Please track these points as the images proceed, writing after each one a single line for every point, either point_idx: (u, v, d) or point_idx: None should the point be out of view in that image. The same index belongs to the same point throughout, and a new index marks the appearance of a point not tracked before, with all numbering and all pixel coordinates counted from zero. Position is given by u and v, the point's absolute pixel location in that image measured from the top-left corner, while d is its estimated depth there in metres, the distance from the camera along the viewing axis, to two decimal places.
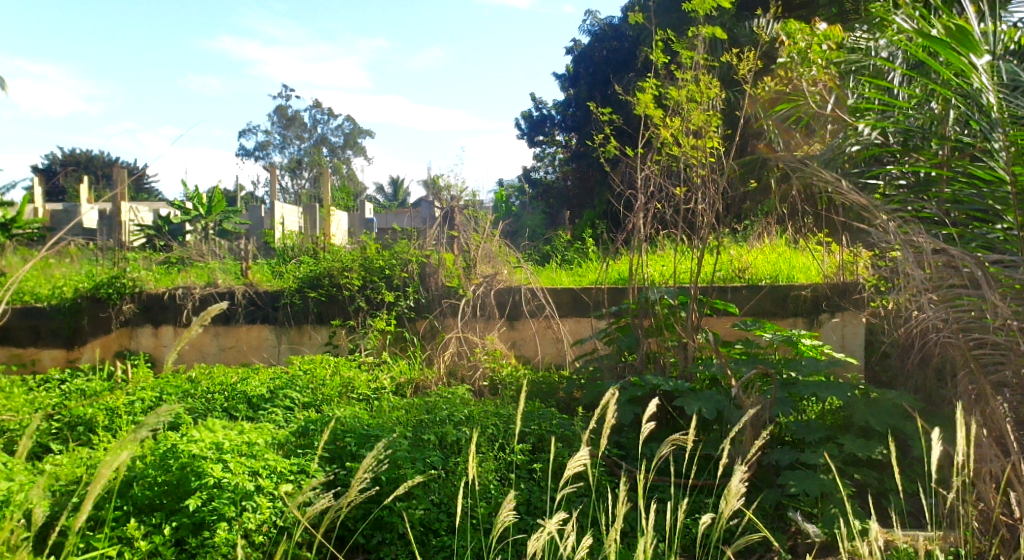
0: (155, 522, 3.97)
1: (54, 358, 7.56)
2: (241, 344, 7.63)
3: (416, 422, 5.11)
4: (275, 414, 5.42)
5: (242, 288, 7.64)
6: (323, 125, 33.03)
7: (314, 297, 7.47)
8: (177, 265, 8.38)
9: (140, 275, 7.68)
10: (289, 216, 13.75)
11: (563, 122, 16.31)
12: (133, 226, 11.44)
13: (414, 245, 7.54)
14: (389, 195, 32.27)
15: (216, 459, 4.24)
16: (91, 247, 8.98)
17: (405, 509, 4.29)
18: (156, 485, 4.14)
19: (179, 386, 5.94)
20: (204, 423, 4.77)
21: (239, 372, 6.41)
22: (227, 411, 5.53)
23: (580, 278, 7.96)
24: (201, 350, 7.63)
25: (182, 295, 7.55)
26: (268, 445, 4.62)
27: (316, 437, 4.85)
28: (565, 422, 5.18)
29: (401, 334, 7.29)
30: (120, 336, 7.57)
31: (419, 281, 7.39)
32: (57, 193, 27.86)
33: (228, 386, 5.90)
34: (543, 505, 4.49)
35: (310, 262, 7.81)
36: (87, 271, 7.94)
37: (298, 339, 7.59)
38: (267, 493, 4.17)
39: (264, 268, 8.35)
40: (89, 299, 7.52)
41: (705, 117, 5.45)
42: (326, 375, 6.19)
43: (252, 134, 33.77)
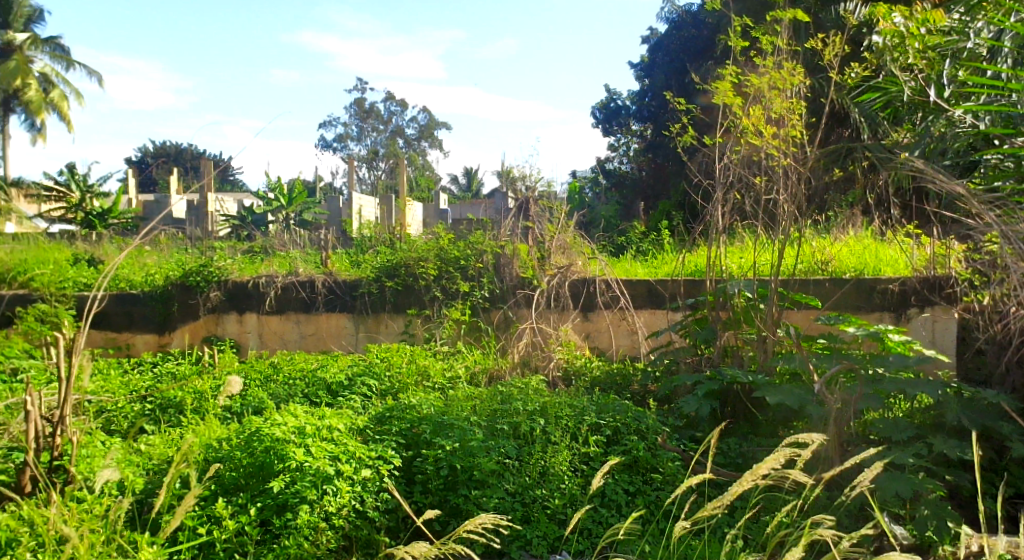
0: (241, 502, 4.11)
1: (146, 343, 7.85)
2: (321, 331, 7.80)
3: (491, 412, 5.16)
4: (352, 401, 5.53)
5: (322, 276, 7.79)
6: (398, 117, 33.40)
7: (390, 286, 7.58)
8: (260, 254, 8.62)
9: (226, 263, 7.91)
10: (367, 207, 13.99)
11: (639, 111, 16.13)
12: (219, 216, 11.81)
13: (488, 235, 7.58)
14: (462, 186, 32.47)
15: (299, 443, 4.35)
16: (181, 236, 9.29)
17: (480, 497, 4.36)
18: (242, 466, 4.29)
19: (263, 372, 6.14)
20: (286, 407, 4.90)
21: (320, 358, 6.58)
22: (308, 397, 5.68)
23: (655, 270, 7.89)
24: (283, 337, 7.82)
25: (266, 283, 7.78)
26: (347, 431, 4.71)
27: (393, 424, 4.95)
28: (640, 415, 5.14)
29: (475, 324, 7.36)
30: (207, 323, 7.83)
31: (494, 272, 7.44)
32: (149, 184, 28.97)
33: (309, 372, 6.05)
34: (618, 498, 4.46)
35: (386, 253, 7.91)
36: (177, 259, 8.21)
37: (375, 328, 7.72)
38: (347, 478, 4.26)
39: (343, 257, 8.51)
40: (179, 285, 7.78)
41: (789, 105, 5.29)
42: (403, 363, 6.26)
43: (330, 126, 34.42)
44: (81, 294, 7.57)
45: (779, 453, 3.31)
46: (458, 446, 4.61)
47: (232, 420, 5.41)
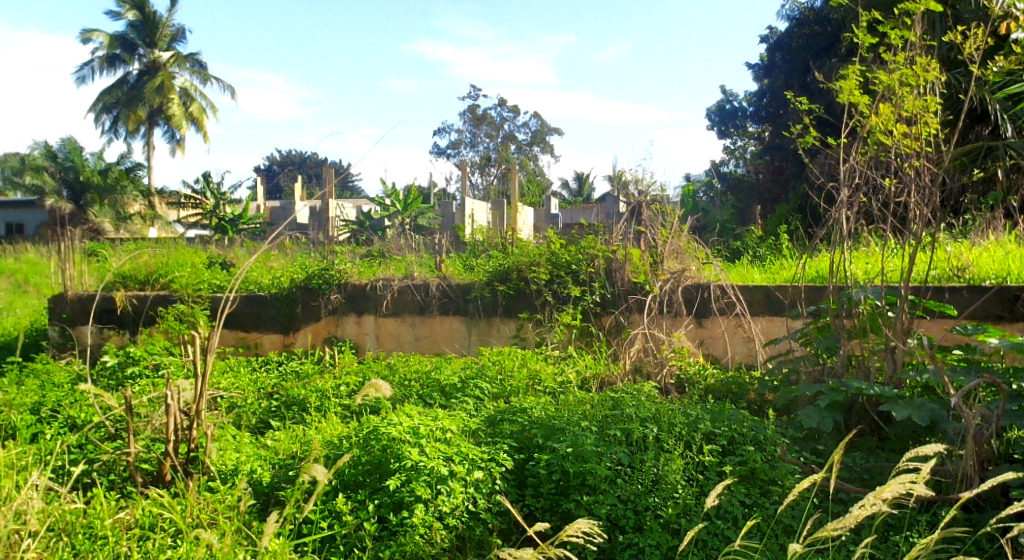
0: (360, 499, 4.23)
1: (272, 342, 8.15)
2: (435, 333, 7.93)
3: (603, 417, 5.11)
4: (466, 403, 5.60)
5: (436, 280, 7.92)
6: (511, 122, 33.68)
7: (502, 290, 7.63)
8: (378, 258, 8.84)
9: (346, 267, 8.14)
10: (480, 212, 14.16)
11: (757, 112, 15.71)
12: (340, 221, 12.22)
13: (600, 240, 7.53)
14: (573, 191, 32.44)
15: (413, 443, 4.41)
16: (304, 241, 9.62)
17: (592, 503, 4.33)
18: (361, 463, 4.42)
19: (380, 372, 6.29)
20: (403, 408, 5.00)
21: (434, 361, 6.70)
22: (422, 398, 5.78)
23: (773, 276, 7.66)
24: (399, 338, 8.00)
25: (383, 286, 7.98)
26: (460, 432, 4.76)
27: (505, 427, 4.97)
28: (758, 425, 4.98)
29: (587, 329, 7.34)
30: (328, 324, 8.09)
31: (605, 277, 7.38)
32: (276, 191, 30.24)
33: (423, 374, 6.15)
34: (735, 510, 4.34)
35: (499, 257, 7.96)
36: (301, 263, 8.49)
37: (487, 331, 7.79)
38: (460, 479, 4.30)
39: (456, 261, 8.64)
40: (302, 288, 8.04)
41: (922, 102, 5.03)
42: (514, 366, 6.28)
43: (444, 133, 35.02)
44: (215, 295, 7.95)
45: (903, 477, 3.23)
46: (570, 450, 4.58)
47: (351, 419, 5.57)
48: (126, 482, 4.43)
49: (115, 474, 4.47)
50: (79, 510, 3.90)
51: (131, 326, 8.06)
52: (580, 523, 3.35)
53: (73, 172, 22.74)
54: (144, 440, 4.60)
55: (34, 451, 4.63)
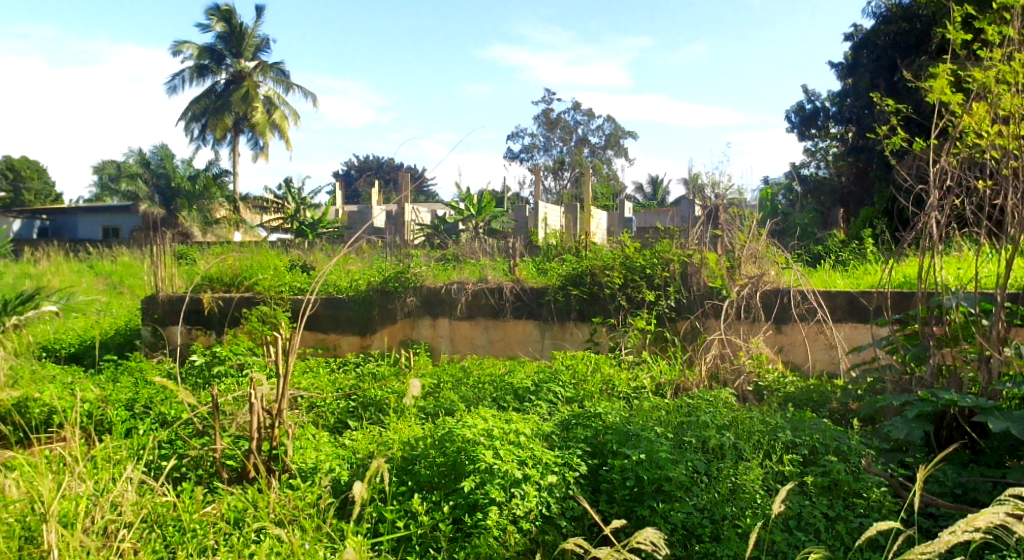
0: (434, 500, 4.25)
1: (350, 344, 8.26)
2: (509, 336, 7.92)
3: (678, 424, 5.02)
4: (539, 406, 5.57)
5: (510, 283, 7.92)
6: (585, 126, 33.56)
7: (576, 294, 7.58)
8: (452, 261, 8.90)
9: (421, 270, 8.22)
10: (553, 216, 14.15)
11: (840, 113, 15.30)
12: (415, 224, 12.38)
13: (676, 244, 7.42)
14: (648, 194, 32.14)
15: (488, 446, 4.41)
16: (381, 244, 9.76)
17: (667, 511, 4.24)
18: (436, 465, 4.43)
19: (454, 375, 6.30)
20: (477, 411, 5.00)
21: (507, 364, 6.70)
22: (496, 401, 5.78)
23: (857, 281, 7.43)
24: (473, 341, 8.03)
25: (457, 289, 8.01)
26: (533, 435, 4.74)
27: (579, 432, 4.92)
28: (841, 436, 4.81)
29: (661, 334, 7.22)
30: (403, 327, 8.17)
31: (681, 281, 7.27)
32: (353, 196, 30.82)
33: (497, 376, 6.15)
34: (816, 522, 4.19)
35: (572, 260, 7.92)
36: (378, 266, 8.60)
37: (561, 335, 7.75)
38: (534, 482, 4.27)
39: (530, 265, 8.63)
40: (379, 291, 8.13)
41: (1020, 101, 4.80)
42: (588, 371, 6.20)
43: (518, 137, 35.13)
44: (296, 297, 8.12)
45: (999, 507, 3.06)
46: (644, 457, 4.50)
47: (426, 420, 5.63)
48: (213, 477, 4.57)
49: (203, 469, 4.61)
50: (169, 503, 4.02)
51: (218, 326, 8.29)
52: (649, 533, 3.26)
53: (165, 179, 23.84)
54: (229, 437, 4.73)
55: (128, 445, 4.81)
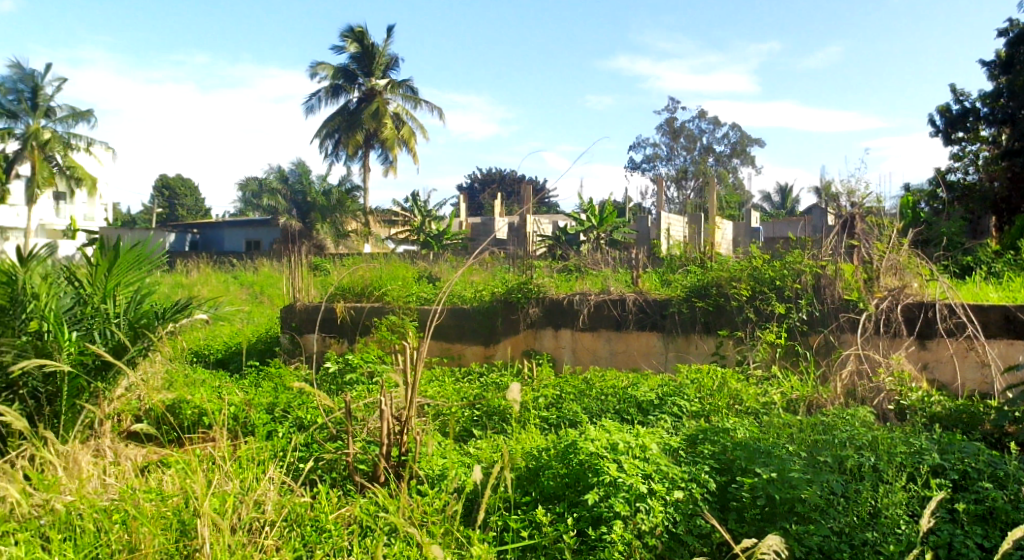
0: (559, 512, 4.28)
1: (474, 354, 8.37)
2: (632, 348, 7.86)
3: (812, 442, 4.85)
4: (664, 421, 5.50)
5: (633, 295, 7.86)
6: (710, 134, 32.94)
7: (701, 306, 7.46)
8: (574, 272, 8.91)
9: (543, 281, 8.27)
10: (676, 226, 13.97)
11: (993, 114, 14.42)
12: (537, 236, 12.48)
13: (808, 255, 7.19)
14: (777, 203, 31.24)
15: (612, 459, 4.39)
16: (504, 255, 9.89)
17: (802, 533, 4.10)
18: (560, 477, 4.47)
19: (577, 387, 6.28)
20: (602, 424, 4.99)
21: (631, 376, 6.62)
22: (620, 413, 5.77)
23: (1012, 294, 6.99)
24: (595, 353, 8.00)
25: (579, 300, 8.01)
26: (660, 450, 4.68)
27: (706, 447, 4.83)
28: (996, 460, 4.53)
29: (793, 348, 7.01)
30: (526, 337, 8.24)
31: (814, 293, 7.00)
32: (477, 207, 31.38)
33: (620, 388, 6.11)
34: (969, 553, 3.97)
35: (697, 272, 7.80)
36: (502, 277, 8.72)
37: (685, 347, 7.63)
38: (659, 497, 4.24)
39: (653, 276, 8.55)
40: (502, 301, 8.23)
41: None
42: (714, 385, 6.06)
43: (641, 147, 34.84)
44: (423, 307, 8.34)
45: None
46: (776, 475, 4.36)
47: (548, 431, 5.70)
48: (346, 480, 4.75)
49: (336, 472, 4.81)
50: (307, 503, 4.22)
51: (349, 335, 8.60)
52: (771, 539, 3.38)
53: (302, 194, 25.08)
54: (361, 442, 4.90)
55: (268, 446, 5.07)
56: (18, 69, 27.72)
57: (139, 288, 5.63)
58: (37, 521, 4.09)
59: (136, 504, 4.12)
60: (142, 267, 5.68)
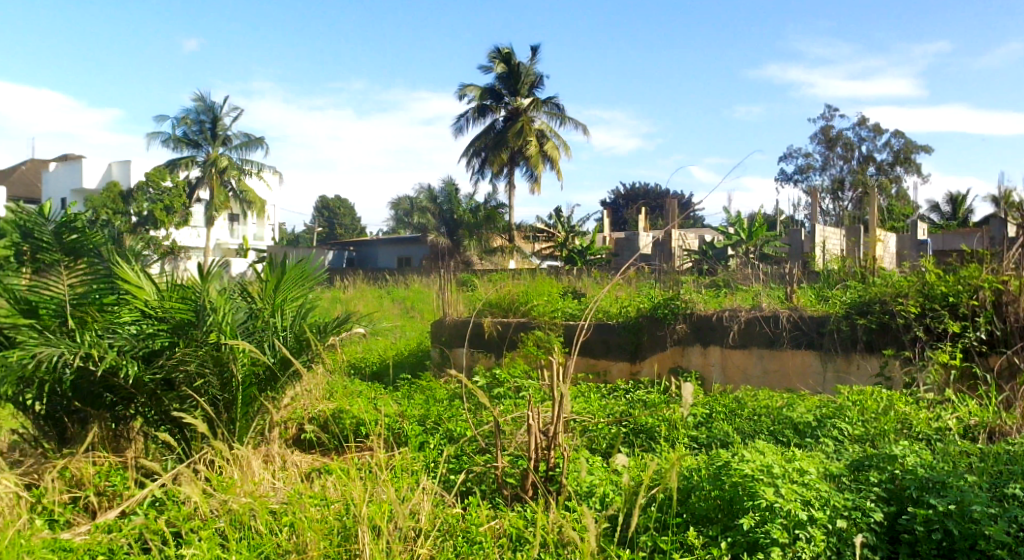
0: (712, 535, 4.16)
1: (619, 370, 8.28)
2: (786, 367, 7.56)
3: (995, 474, 4.50)
4: (824, 444, 5.26)
5: (787, 311, 7.57)
6: (871, 142, 31.36)
7: (864, 324, 7.07)
8: (723, 288, 8.70)
9: (692, 297, 8.10)
10: (833, 239, 13.37)
11: None
12: (685, 251, 12.26)
13: (986, 269, 6.74)
14: (945, 214, 29.33)
15: (769, 483, 4.23)
16: (651, 270, 9.76)
17: None
18: (712, 499, 4.36)
19: (728, 406, 6.09)
20: (758, 446, 4.81)
21: (787, 396, 6.34)
22: (775, 436, 5.56)
23: None
24: (746, 371, 7.74)
25: (729, 316, 7.79)
26: (820, 476, 4.46)
27: (872, 474, 4.55)
28: None
29: (969, 370, 6.55)
30: (673, 354, 8.07)
31: (993, 311, 6.55)
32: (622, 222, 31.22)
33: (775, 408, 5.89)
34: None
35: (857, 288, 7.43)
36: (648, 293, 8.60)
37: (845, 367, 7.26)
38: (821, 526, 4.03)
39: (809, 292, 8.21)
40: (649, 317, 8.11)
41: None
42: (879, 408, 5.72)
43: (793, 157, 33.63)
44: (569, 323, 8.35)
45: None
46: (954, 508, 4.06)
47: (699, 451, 5.56)
48: (495, 493, 4.80)
49: (485, 485, 4.87)
50: (458, 515, 4.32)
51: (497, 350, 8.71)
52: None
53: (449, 211, 25.76)
54: (510, 457, 4.94)
55: (422, 457, 5.23)
56: (200, 102, 29.89)
57: (304, 304, 5.92)
58: (215, 520, 4.36)
59: (303, 508, 4.34)
60: (306, 284, 5.99)
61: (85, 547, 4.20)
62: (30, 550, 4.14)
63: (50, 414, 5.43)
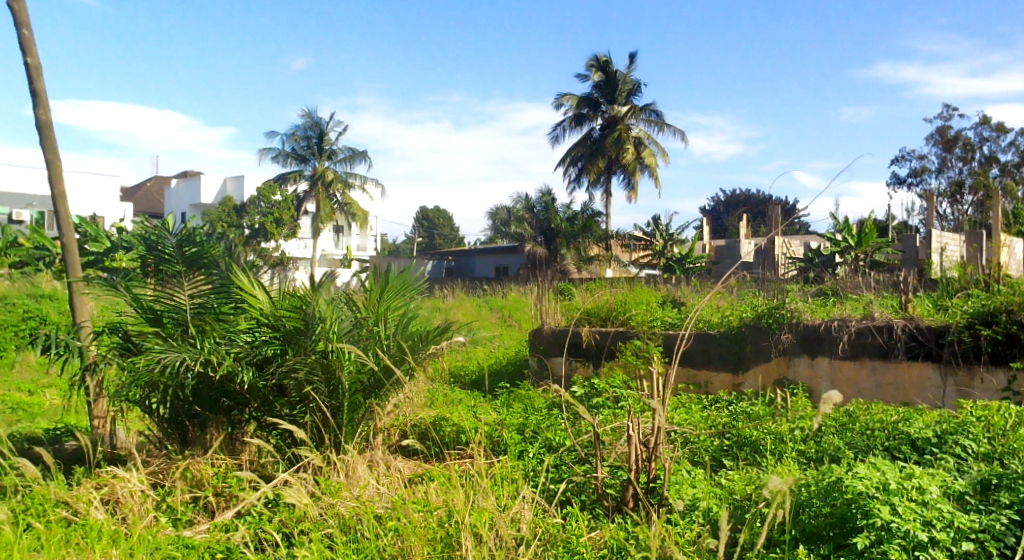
0: (823, 554, 3.98)
1: (722, 382, 8.06)
2: (901, 380, 7.20)
3: None
4: (945, 461, 4.97)
5: (902, 321, 7.22)
6: (992, 143, 29.77)
7: (988, 335, 6.69)
8: (832, 296, 8.40)
9: (798, 306, 7.84)
10: (952, 245, 12.72)
11: None
12: (790, 259, 11.90)
13: None
14: None
15: (885, 501, 4.03)
16: (754, 279, 9.50)
17: None
18: (824, 517, 4.17)
19: (839, 420, 5.84)
20: (873, 462, 4.58)
21: (902, 410, 6.04)
22: (890, 451, 5.30)
23: None
24: (858, 385, 7.42)
25: (839, 326, 7.49)
26: (942, 495, 4.21)
27: (1001, 494, 4.25)
28: None
29: None
30: (778, 365, 7.80)
31: None
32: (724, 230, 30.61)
33: (890, 423, 5.60)
34: None
35: (980, 297, 7.04)
36: (752, 302, 8.37)
37: (967, 381, 6.86)
38: (944, 548, 3.80)
39: (926, 301, 7.82)
40: (752, 327, 7.91)
41: None
42: (1007, 424, 5.36)
43: (906, 161, 32.27)
44: (669, 333, 8.19)
45: None
46: None
47: (808, 466, 5.34)
48: (596, 504, 4.73)
49: (585, 496, 4.81)
50: (559, 525, 4.27)
51: (595, 359, 8.63)
52: None
53: (547, 220, 25.79)
54: (609, 467, 4.88)
55: (521, 466, 5.21)
56: (307, 118, 30.90)
57: (406, 314, 6.01)
58: (324, 523, 4.43)
59: (406, 513, 4.37)
60: (408, 293, 6.07)
61: (206, 545, 4.38)
62: (157, 547, 4.37)
63: (173, 418, 5.64)
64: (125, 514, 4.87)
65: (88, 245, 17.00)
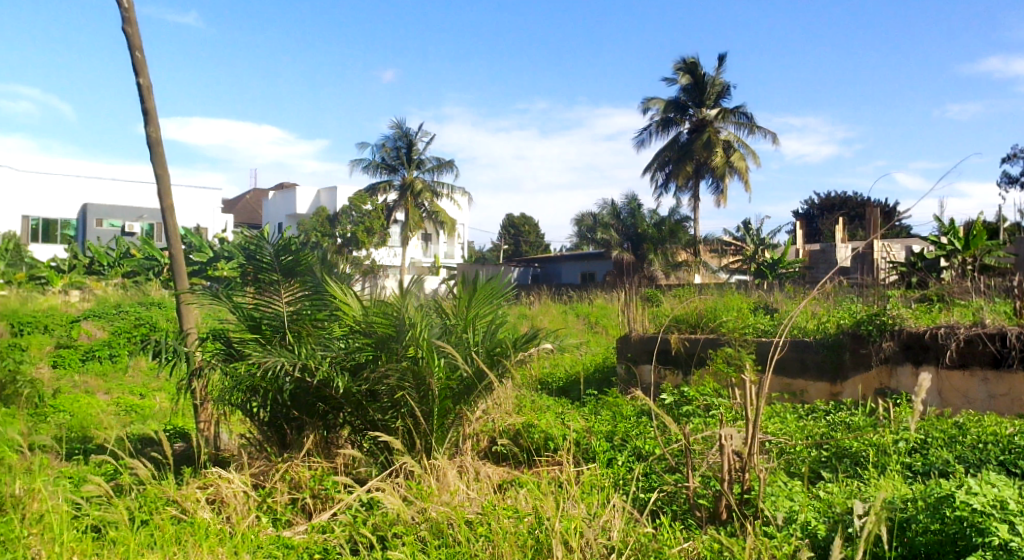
0: None
1: (818, 391, 7.78)
2: (1016, 391, 6.82)
3: None
4: None
5: (1016, 328, 6.84)
6: None
7: None
8: (937, 302, 8.02)
9: (901, 312, 7.51)
10: None
11: None
12: (891, 263, 11.42)
13: None
14: None
15: (1003, 519, 3.80)
16: (851, 284, 9.16)
17: None
18: (932, 533, 3.93)
19: (947, 432, 5.54)
20: (987, 477, 4.33)
21: (1018, 423, 5.68)
22: (1004, 465, 5.00)
23: None
24: (968, 395, 7.05)
25: (946, 334, 7.13)
26: None
27: None
28: None
29: None
30: (880, 374, 7.49)
31: None
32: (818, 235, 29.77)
33: (1004, 436, 5.29)
34: None
35: None
36: (850, 308, 8.06)
37: None
38: None
39: None
40: (851, 334, 7.58)
41: None
42: None
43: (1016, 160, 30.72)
44: (762, 340, 7.94)
45: None
46: None
47: (914, 480, 5.08)
48: (686, 514, 4.60)
49: (676, 506, 4.69)
50: (650, 535, 4.16)
51: (685, 367, 8.46)
52: None
53: (634, 226, 25.55)
54: (701, 477, 4.75)
55: (611, 474, 5.13)
56: (396, 129, 31.47)
57: (495, 320, 6.00)
58: (417, 527, 4.45)
59: (497, 520, 4.34)
60: (498, 300, 6.08)
61: (305, 546, 4.48)
62: (259, 545, 4.47)
63: (273, 421, 5.80)
64: (228, 514, 4.96)
65: (192, 254, 17.72)
